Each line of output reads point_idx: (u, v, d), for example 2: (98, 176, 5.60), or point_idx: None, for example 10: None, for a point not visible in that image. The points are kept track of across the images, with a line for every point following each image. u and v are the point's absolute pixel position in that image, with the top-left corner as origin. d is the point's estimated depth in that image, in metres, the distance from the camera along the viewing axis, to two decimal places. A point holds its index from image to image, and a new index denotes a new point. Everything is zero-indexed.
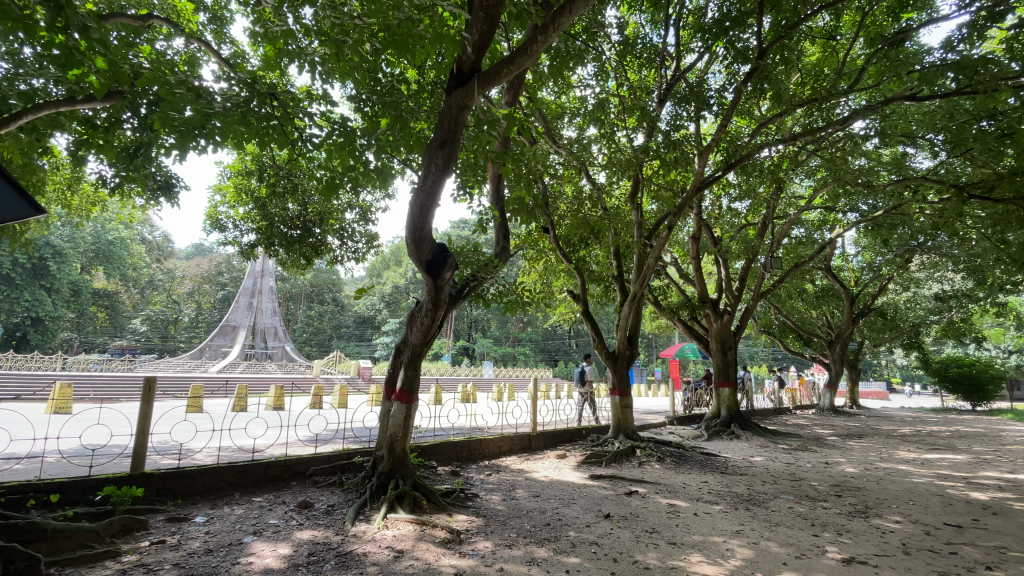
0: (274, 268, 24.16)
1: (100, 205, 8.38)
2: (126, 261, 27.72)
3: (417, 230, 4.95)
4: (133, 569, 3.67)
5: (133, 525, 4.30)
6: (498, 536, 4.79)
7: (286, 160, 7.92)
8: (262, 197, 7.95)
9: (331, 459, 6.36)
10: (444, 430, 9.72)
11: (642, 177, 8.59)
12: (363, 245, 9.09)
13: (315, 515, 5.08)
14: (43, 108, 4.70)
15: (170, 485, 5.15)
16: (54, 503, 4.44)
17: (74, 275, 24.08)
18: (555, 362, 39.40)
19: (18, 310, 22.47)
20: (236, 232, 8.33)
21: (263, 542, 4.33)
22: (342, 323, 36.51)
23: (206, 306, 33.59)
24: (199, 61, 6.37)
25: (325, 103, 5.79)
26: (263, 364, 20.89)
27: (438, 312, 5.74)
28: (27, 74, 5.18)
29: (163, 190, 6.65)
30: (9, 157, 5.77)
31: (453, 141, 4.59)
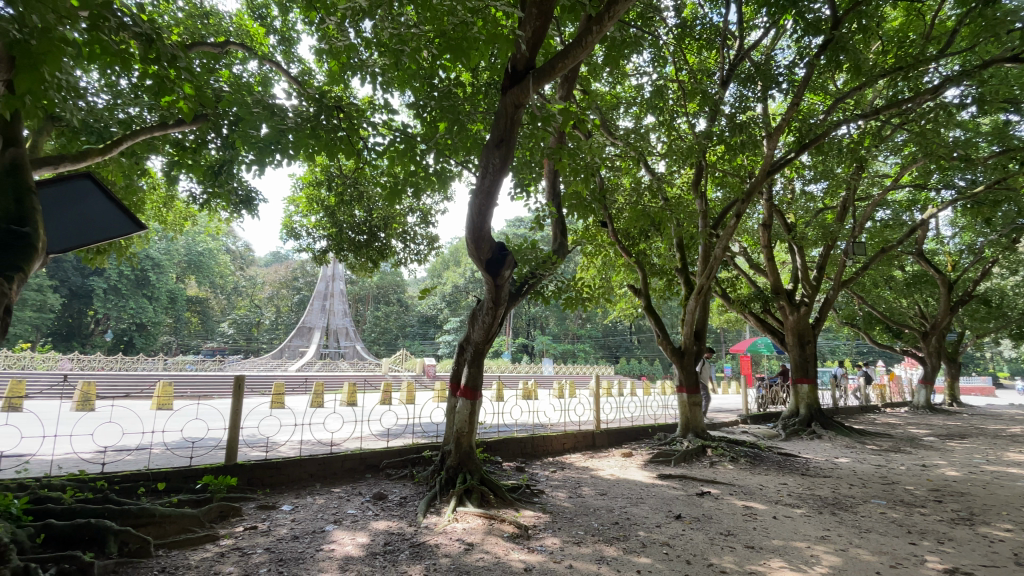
0: (343, 272, 25.46)
1: (191, 220, 9.19)
2: (214, 270, 30.28)
3: (476, 230, 5.02)
4: (230, 552, 4.00)
5: (228, 511, 4.69)
6: (566, 533, 4.77)
7: (351, 169, 8.30)
8: (330, 205, 8.39)
9: (402, 453, 6.64)
10: (508, 426, 9.84)
11: (705, 163, 8.25)
12: (424, 247, 9.36)
13: (389, 506, 5.31)
14: (138, 135, 5.22)
15: (259, 475, 5.56)
16: (162, 490, 4.91)
17: (170, 284, 26.57)
18: (616, 359, 38.76)
19: (126, 317, 25.11)
20: (309, 239, 8.85)
21: (342, 530, 4.58)
22: (406, 322, 37.89)
23: (284, 309, 35.99)
24: (271, 81, 6.81)
25: (386, 112, 6.01)
26: (336, 363, 22.13)
27: (498, 309, 5.79)
28: (125, 104, 5.76)
29: (244, 204, 7.19)
30: (115, 180, 6.48)
31: (509, 140, 4.60)
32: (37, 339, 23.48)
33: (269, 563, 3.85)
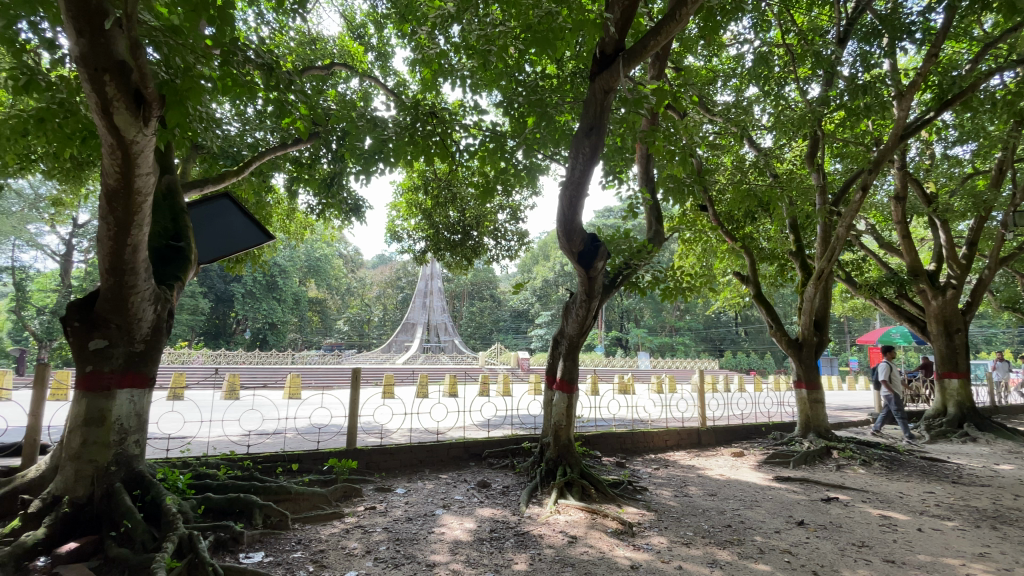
0: (440, 271, 26.71)
1: (309, 229, 10.18)
2: (329, 273, 33.37)
3: (567, 223, 4.95)
4: (354, 529, 4.39)
5: (351, 492, 5.15)
6: (673, 533, 4.59)
7: (444, 171, 8.66)
8: (427, 208, 8.81)
9: (502, 443, 6.82)
10: (606, 421, 9.68)
11: (820, 134, 7.41)
12: (515, 243, 9.49)
13: (492, 494, 5.49)
14: (264, 155, 5.87)
15: (375, 460, 6.03)
16: (296, 470, 5.52)
17: (294, 288, 29.79)
18: (720, 352, 36.47)
19: (260, 317, 28.57)
20: (410, 241, 9.39)
21: (451, 515, 4.82)
22: (499, 317, 38.85)
23: (390, 307, 38.72)
24: (371, 95, 7.30)
25: (476, 113, 6.14)
26: (437, 357, 23.32)
27: (592, 302, 5.69)
28: (252, 129, 6.50)
29: (353, 211, 7.82)
30: (248, 199, 7.37)
31: (599, 127, 4.50)
32: (194, 338, 27.42)
33: (387, 541, 4.17)
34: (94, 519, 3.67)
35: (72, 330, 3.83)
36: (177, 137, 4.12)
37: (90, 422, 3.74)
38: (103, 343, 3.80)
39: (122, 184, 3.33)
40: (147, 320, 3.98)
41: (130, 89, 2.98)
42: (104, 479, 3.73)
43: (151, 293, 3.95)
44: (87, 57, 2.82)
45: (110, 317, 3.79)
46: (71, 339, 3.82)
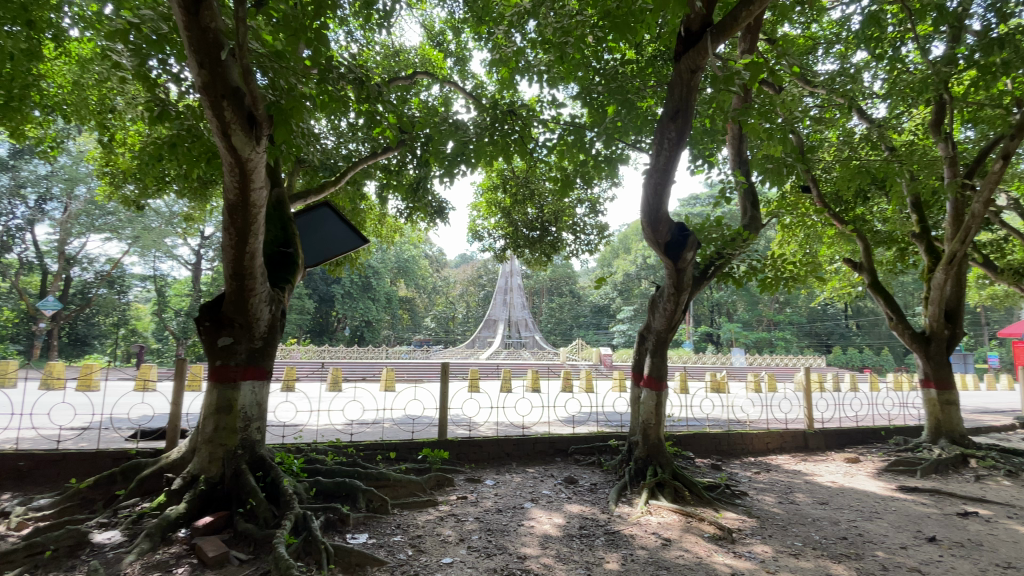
0: (520, 268, 26.99)
1: (398, 232, 10.73)
2: (416, 273, 35.02)
3: (652, 213, 4.74)
4: (448, 517, 4.57)
5: (443, 481, 5.37)
6: (779, 542, 4.25)
7: (523, 168, 8.72)
8: (507, 206, 8.91)
9: (589, 440, 6.72)
10: (698, 420, 9.20)
11: (948, 97, 6.47)
12: (594, 237, 9.32)
13: (580, 491, 5.45)
14: (358, 164, 6.26)
15: (465, 451, 6.22)
16: (393, 458, 5.85)
17: (385, 287, 31.67)
18: (827, 348, 33.21)
19: (357, 316, 30.69)
20: (491, 240, 9.56)
21: (540, 509, 4.85)
22: (580, 313, 38.49)
23: (472, 304, 39.92)
24: (451, 99, 7.54)
25: (554, 107, 6.10)
26: (519, 352, 23.63)
27: (682, 295, 5.42)
28: (347, 141, 6.99)
29: (437, 213, 8.13)
30: (344, 206, 7.92)
31: (686, 110, 4.31)
32: (302, 335, 30.16)
33: (479, 531, 4.29)
34: (224, 497, 4.12)
35: (204, 328, 4.36)
36: (283, 153, 4.53)
37: (220, 410, 4.24)
38: (229, 340, 4.30)
39: (240, 198, 3.72)
40: (264, 319, 4.43)
41: (244, 112, 3.31)
42: (233, 461, 4.21)
43: (266, 295, 4.37)
44: (208, 85, 3.17)
45: (234, 317, 4.27)
46: (204, 336, 4.35)
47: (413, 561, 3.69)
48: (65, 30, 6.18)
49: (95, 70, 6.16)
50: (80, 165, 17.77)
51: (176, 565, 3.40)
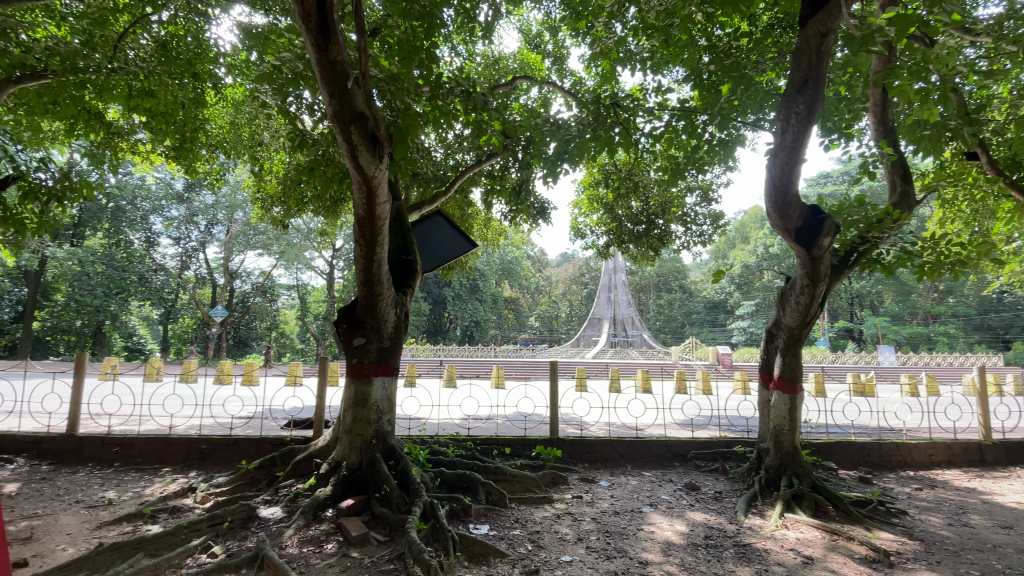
0: (624, 264, 26.31)
1: (502, 235, 11.02)
2: (519, 274, 35.78)
3: (779, 196, 4.32)
4: (564, 515, 4.59)
5: (558, 480, 5.40)
6: (952, 571, 3.62)
7: (625, 161, 8.46)
8: (609, 201, 8.71)
9: (711, 445, 6.30)
10: (839, 427, 8.18)
11: None
12: (708, 227, 8.75)
13: (703, 499, 5.13)
14: (465, 173, 6.55)
15: (578, 451, 6.18)
16: (509, 454, 6.02)
17: (491, 289, 32.82)
18: (1008, 344, 27.60)
19: (466, 316, 32.16)
20: (594, 237, 9.44)
21: (660, 515, 4.66)
22: (692, 309, 36.43)
23: (576, 303, 39.79)
24: (550, 99, 7.58)
25: (659, 94, 5.84)
26: (627, 351, 23.03)
27: (818, 286, 4.86)
28: (455, 151, 7.36)
29: (540, 214, 8.21)
30: (454, 214, 8.35)
31: (816, 79, 3.84)
32: (418, 336, 32.37)
33: (597, 532, 4.25)
34: (362, 482, 4.55)
35: (342, 330, 4.85)
36: (401, 167, 4.88)
37: (357, 403, 4.70)
38: (363, 341, 4.75)
39: (368, 212, 4.09)
40: (390, 320, 4.83)
41: (369, 133, 3.64)
42: (368, 450, 4.64)
43: (392, 299, 4.76)
44: (338, 113, 3.52)
45: (367, 319, 4.71)
46: (341, 337, 4.84)
47: (533, 556, 3.76)
48: (223, 79, 7.28)
49: (246, 110, 7.18)
50: (237, 193, 20.95)
51: (325, 541, 3.82)
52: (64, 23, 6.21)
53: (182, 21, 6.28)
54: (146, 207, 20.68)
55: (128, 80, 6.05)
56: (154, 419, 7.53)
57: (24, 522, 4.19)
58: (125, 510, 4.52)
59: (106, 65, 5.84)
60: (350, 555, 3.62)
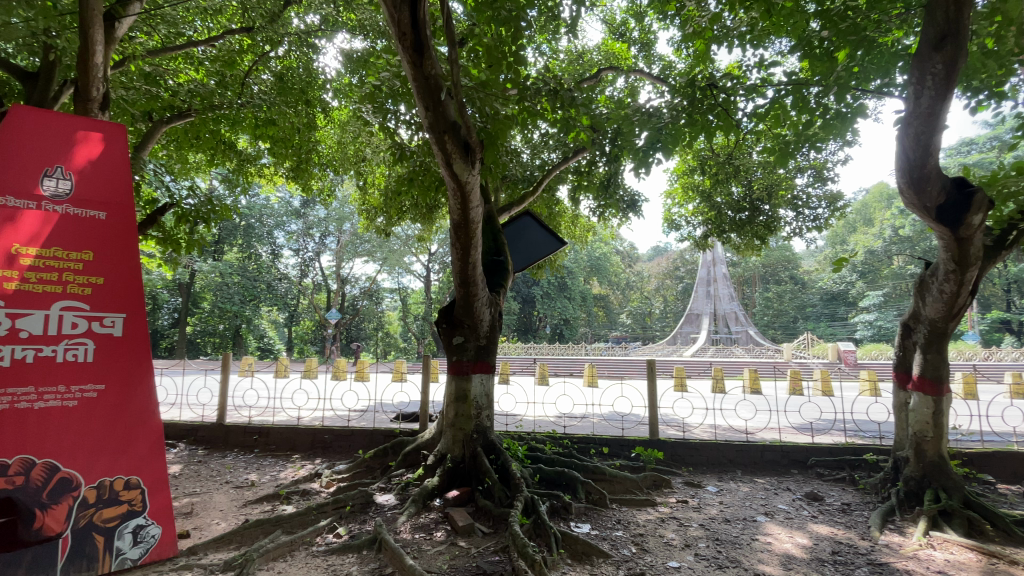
0: (723, 256, 24.70)
1: (591, 231, 10.86)
2: (609, 270, 35.06)
3: (914, 170, 3.78)
4: (669, 519, 4.42)
5: (661, 482, 5.21)
6: None
7: (723, 145, 7.92)
8: (706, 189, 8.19)
9: (834, 452, 5.70)
10: (998, 435, 6.97)
11: None
12: (823, 210, 7.93)
13: (827, 510, 4.66)
14: (553, 171, 6.57)
15: (681, 453, 5.92)
16: (607, 454, 5.92)
17: (580, 286, 32.54)
18: None
19: (557, 314, 32.17)
20: (690, 228, 8.99)
21: (776, 525, 4.31)
22: (805, 302, 33.14)
23: (671, 298, 38.12)
24: (638, 88, 7.34)
25: (761, 69, 5.40)
26: (729, 348, 21.58)
27: (968, 272, 4.18)
28: (541, 150, 7.40)
29: (630, 207, 7.97)
30: (542, 213, 8.40)
31: (957, 32, 3.31)
32: (510, 335, 33.02)
33: (706, 539, 4.04)
34: (465, 475, 4.75)
35: (442, 329, 5.10)
36: (490, 170, 5.01)
37: (458, 399, 4.91)
38: (461, 339, 4.95)
39: (462, 217, 4.26)
40: (485, 320, 4.99)
41: (461, 141, 3.78)
42: (470, 444, 4.84)
43: (486, 299, 4.91)
44: (434, 124, 3.70)
45: (464, 319, 4.91)
46: (441, 336, 5.09)
47: (638, 560, 3.67)
48: (330, 103, 7.99)
49: (351, 130, 7.87)
50: (345, 207, 22.90)
51: (435, 529, 4.04)
52: (199, 67, 7.19)
53: (295, 55, 7.00)
54: (271, 223, 23.35)
55: (254, 112, 6.89)
56: (284, 412, 8.48)
57: (187, 498, 4.93)
58: (264, 491, 5.15)
59: (237, 101, 6.70)
60: (457, 544, 3.79)
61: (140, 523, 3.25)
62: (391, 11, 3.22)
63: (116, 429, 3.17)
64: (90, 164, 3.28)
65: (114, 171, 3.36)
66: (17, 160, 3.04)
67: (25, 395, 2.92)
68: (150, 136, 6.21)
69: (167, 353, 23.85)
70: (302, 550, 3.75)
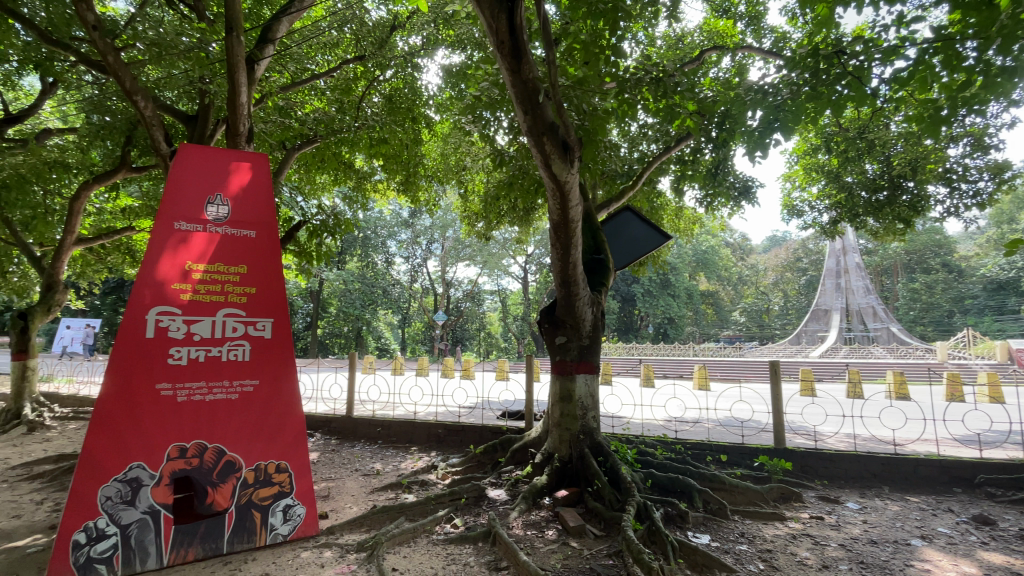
0: (856, 243, 21.82)
1: (697, 224, 10.25)
2: (719, 265, 32.74)
3: None
4: (802, 537, 4.00)
5: (790, 495, 4.74)
6: None
7: (854, 118, 7.00)
8: (833, 169, 7.40)
9: (1013, 470, 4.76)
10: None
11: None
12: (988, 182, 6.68)
13: (1006, 538, 3.90)
14: (654, 162, 6.30)
15: (812, 464, 5.33)
16: (725, 462, 5.50)
17: (686, 282, 30.81)
18: None
19: (661, 313, 30.79)
20: (814, 214, 8.12)
21: (937, 551, 3.70)
22: (965, 293, 28.08)
23: (793, 293, 34.53)
24: (747, 66, 6.76)
25: (901, 26, 4.68)
26: (867, 348, 18.97)
27: None
28: (642, 141, 7.15)
29: (743, 194, 7.37)
30: (644, 207, 8.11)
31: None
32: (611, 334, 32.30)
33: (847, 561, 3.59)
34: (573, 476, 4.72)
35: (545, 329, 5.14)
36: (589, 167, 4.95)
37: (563, 399, 4.91)
38: (564, 339, 4.95)
39: (562, 217, 4.24)
40: (588, 320, 4.95)
41: (560, 141, 3.78)
42: (577, 444, 4.81)
43: (588, 298, 4.87)
44: (532, 126, 3.72)
45: (566, 319, 4.90)
46: (544, 336, 5.13)
47: None
48: (433, 118, 8.45)
49: (453, 142, 8.27)
50: (448, 214, 24.08)
51: (546, 527, 4.07)
52: (321, 96, 8.01)
53: (401, 76, 7.53)
54: (384, 233, 25.30)
55: (368, 133, 7.53)
56: (401, 407, 9.13)
57: (325, 483, 5.51)
58: (388, 479, 5.59)
59: (354, 124, 7.39)
60: (569, 544, 3.78)
61: (288, 503, 3.72)
62: (489, 21, 3.34)
63: (267, 419, 3.66)
64: (241, 191, 3.81)
65: (259, 196, 3.87)
66: (188, 191, 3.62)
67: (199, 389, 3.47)
68: (285, 163, 7.07)
69: (302, 353, 26.93)
70: (424, 537, 3.99)
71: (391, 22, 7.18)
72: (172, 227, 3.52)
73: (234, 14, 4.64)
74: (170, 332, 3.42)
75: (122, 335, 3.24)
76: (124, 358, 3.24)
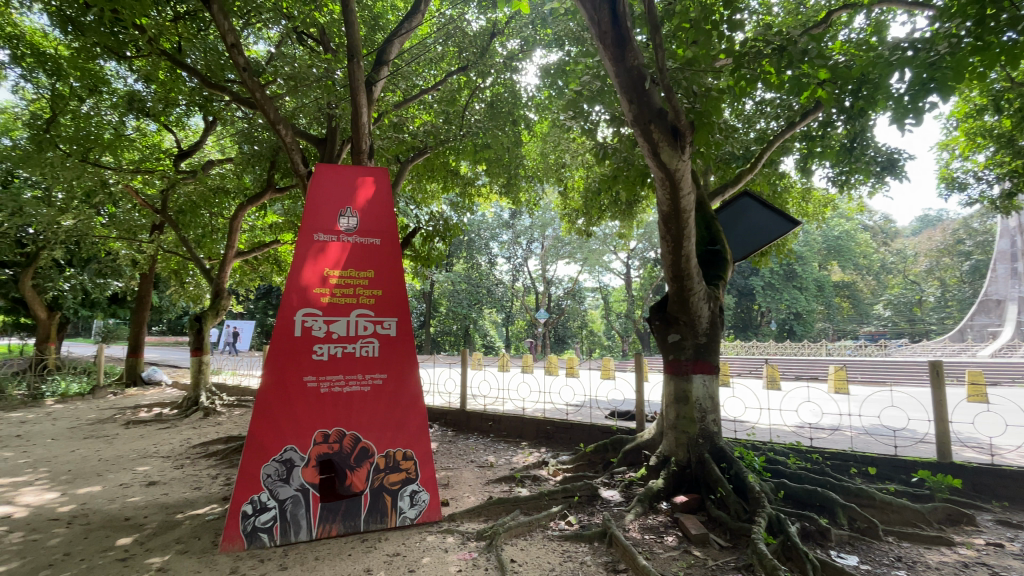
0: None
1: (829, 206, 9.15)
2: (855, 252, 28.88)
3: None
4: (977, 566, 3.38)
5: (959, 517, 4.03)
6: None
7: None
8: (1006, 131, 6.18)
9: None
10: None
11: None
12: None
13: None
14: (774, 142, 5.75)
15: (989, 483, 4.47)
16: (874, 475, 4.83)
17: (815, 273, 27.63)
18: None
19: (783, 307, 28.01)
20: (983, 185, 6.82)
21: None
22: None
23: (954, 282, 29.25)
24: (887, 23, 5.89)
25: None
26: None
27: None
28: (763, 120, 6.61)
29: (887, 169, 6.43)
30: (763, 191, 7.44)
31: None
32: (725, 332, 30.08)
33: None
34: (693, 481, 4.47)
35: (656, 326, 4.94)
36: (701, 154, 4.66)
37: (679, 400, 4.68)
38: (677, 337, 4.71)
39: (673, 207, 4.04)
40: (704, 316, 4.67)
41: (670, 128, 3.60)
42: (696, 449, 4.55)
43: (703, 293, 4.59)
44: (639, 115, 3.60)
45: (679, 316, 4.67)
46: (655, 333, 4.93)
47: None
48: (532, 118, 8.55)
49: (553, 140, 8.29)
50: (548, 213, 24.20)
51: (665, 533, 3.91)
52: (429, 109, 8.52)
53: (501, 81, 7.73)
54: (488, 235, 26.15)
55: (472, 139, 7.85)
56: (511, 402, 9.38)
57: (444, 472, 5.85)
58: (500, 473, 5.77)
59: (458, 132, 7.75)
60: (691, 552, 3.59)
61: (414, 489, 4.01)
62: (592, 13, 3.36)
63: (394, 411, 3.99)
64: (367, 203, 4.18)
65: (382, 207, 4.23)
66: (324, 206, 4.04)
67: (338, 381, 3.87)
68: (400, 175, 7.62)
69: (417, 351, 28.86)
70: (540, 532, 4.06)
71: (490, 30, 7.42)
72: (313, 238, 3.96)
73: (354, 43, 5.11)
74: (314, 330, 3.86)
75: (277, 333, 3.72)
76: (279, 353, 3.71)
